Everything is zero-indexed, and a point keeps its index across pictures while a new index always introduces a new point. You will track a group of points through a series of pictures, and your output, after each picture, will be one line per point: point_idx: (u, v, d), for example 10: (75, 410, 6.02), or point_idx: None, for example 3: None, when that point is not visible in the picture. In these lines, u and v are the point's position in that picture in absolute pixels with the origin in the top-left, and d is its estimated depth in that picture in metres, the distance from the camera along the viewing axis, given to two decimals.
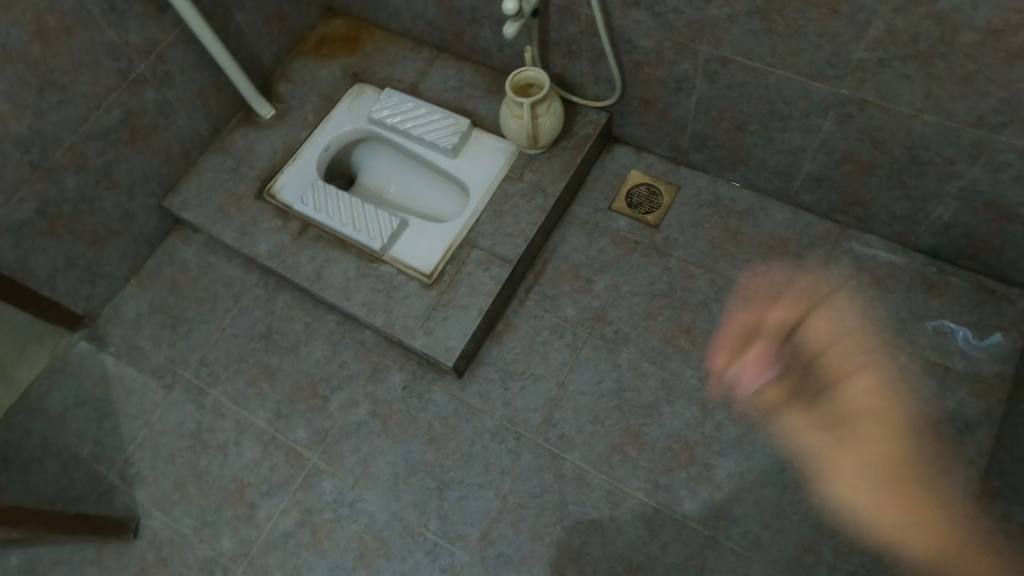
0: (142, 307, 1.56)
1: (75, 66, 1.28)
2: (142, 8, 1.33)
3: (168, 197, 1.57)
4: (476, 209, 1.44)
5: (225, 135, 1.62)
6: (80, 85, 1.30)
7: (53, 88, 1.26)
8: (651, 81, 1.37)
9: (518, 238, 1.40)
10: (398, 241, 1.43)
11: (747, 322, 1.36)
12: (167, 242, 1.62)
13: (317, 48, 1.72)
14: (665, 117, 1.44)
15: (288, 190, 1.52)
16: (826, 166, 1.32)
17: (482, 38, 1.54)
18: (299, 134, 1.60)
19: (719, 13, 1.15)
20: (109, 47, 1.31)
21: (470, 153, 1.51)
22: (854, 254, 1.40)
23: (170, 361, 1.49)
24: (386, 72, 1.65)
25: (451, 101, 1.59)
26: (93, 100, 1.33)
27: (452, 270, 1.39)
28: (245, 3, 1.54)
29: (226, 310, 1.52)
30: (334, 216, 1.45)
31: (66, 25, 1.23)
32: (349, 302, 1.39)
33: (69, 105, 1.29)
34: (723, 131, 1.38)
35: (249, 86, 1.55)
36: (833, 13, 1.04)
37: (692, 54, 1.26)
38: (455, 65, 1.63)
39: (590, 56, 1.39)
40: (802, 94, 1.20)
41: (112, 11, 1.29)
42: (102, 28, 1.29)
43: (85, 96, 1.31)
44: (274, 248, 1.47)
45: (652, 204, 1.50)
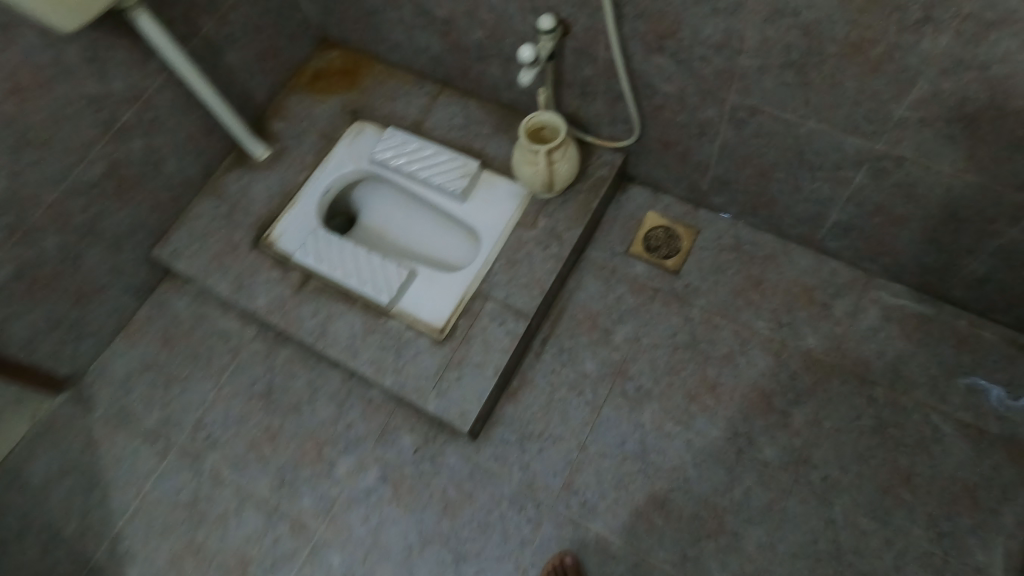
0: (132, 364, 1.48)
1: (54, 120, 1.22)
2: (126, 55, 1.28)
3: (158, 246, 1.51)
4: (488, 258, 1.35)
5: (216, 178, 1.56)
6: (60, 140, 1.24)
7: (31, 145, 1.20)
8: (671, 125, 1.27)
9: (534, 289, 1.32)
10: (406, 293, 1.34)
11: (774, 378, 1.31)
12: (158, 292, 1.55)
13: (314, 83, 1.63)
14: (685, 159, 1.34)
15: (287, 237, 1.44)
16: (856, 217, 1.27)
17: (489, 74, 1.43)
18: (297, 177, 1.52)
19: (750, 63, 1.07)
20: (91, 97, 1.26)
21: (480, 196, 1.42)
22: (882, 304, 1.36)
23: (164, 423, 1.41)
24: (387, 108, 1.56)
25: (457, 139, 1.49)
26: (75, 153, 1.28)
27: (465, 324, 1.30)
28: (235, 42, 1.47)
29: (223, 366, 1.44)
30: (337, 267, 1.36)
31: (43, 78, 1.18)
32: (356, 361, 1.31)
33: (48, 161, 1.24)
34: (748, 177, 1.30)
35: (241, 125, 1.47)
36: (874, 71, 0.98)
37: (718, 100, 1.17)
38: (461, 100, 1.53)
39: (607, 97, 1.29)
40: (836, 146, 1.13)
41: (92, 59, 1.24)
42: (82, 80, 1.24)
43: (65, 150, 1.26)
44: (274, 301, 1.38)
45: (671, 247, 1.43)
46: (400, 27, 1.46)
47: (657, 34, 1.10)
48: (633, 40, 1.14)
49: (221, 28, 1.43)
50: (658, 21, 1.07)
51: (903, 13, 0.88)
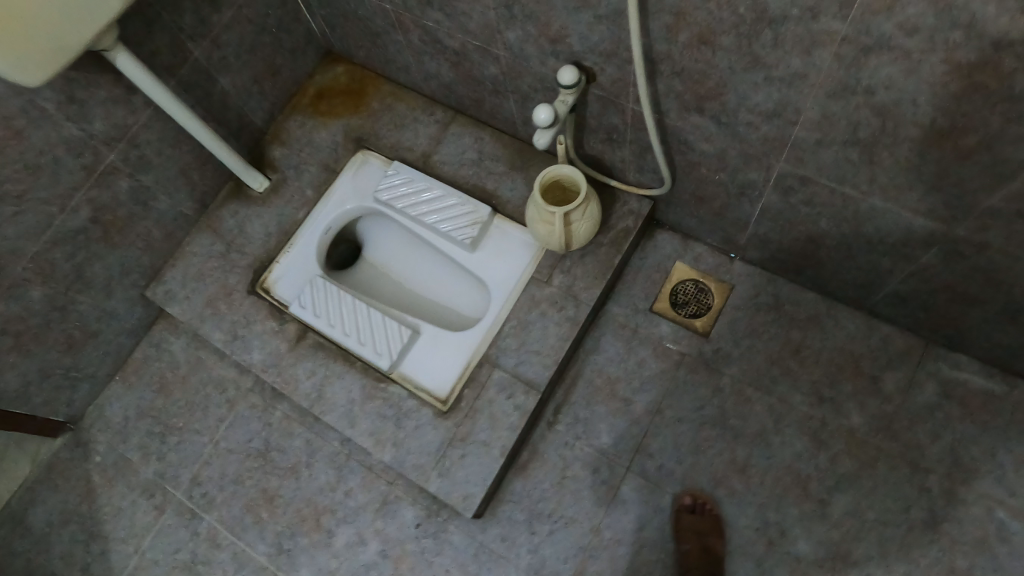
0: (128, 411, 1.41)
1: (29, 171, 1.10)
2: (106, 92, 1.14)
3: (153, 285, 1.39)
4: (498, 318, 1.23)
5: (212, 211, 1.43)
6: (38, 191, 1.13)
7: (6, 199, 1.09)
8: (709, 182, 1.12)
9: (547, 357, 1.19)
10: (409, 355, 1.23)
11: (811, 461, 1.18)
12: (153, 331, 1.45)
13: (316, 103, 1.48)
14: (720, 215, 1.20)
15: (285, 283, 1.33)
16: (916, 289, 1.11)
17: (505, 108, 1.28)
18: (297, 214, 1.40)
19: (806, 136, 0.90)
20: (70, 142, 1.13)
21: (491, 246, 1.29)
22: (940, 379, 1.20)
23: (161, 476, 1.35)
24: (394, 137, 1.41)
25: (468, 178, 1.35)
26: (54, 202, 1.16)
27: (471, 395, 1.19)
28: (230, 65, 1.32)
29: (220, 419, 1.36)
30: (336, 323, 1.25)
31: (14, 127, 1.05)
32: (353, 431, 1.20)
33: (27, 215, 1.13)
34: (792, 240, 1.16)
35: (241, 162, 1.34)
36: (964, 158, 0.80)
37: (763, 166, 1.01)
38: (473, 131, 1.38)
39: (635, 147, 1.14)
40: (900, 224, 0.97)
41: (70, 101, 1.10)
42: (60, 124, 1.11)
43: (45, 200, 1.14)
44: (270, 358, 1.29)
45: (701, 305, 1.29)
46: (409, 51, 1.30)
47: (697, 96, 0.94)
48: (668, 97, 0.98)
49: (213, 51, 1.27)
50: (702, 80, 0.91)
51: (1011, 104, 0.70)
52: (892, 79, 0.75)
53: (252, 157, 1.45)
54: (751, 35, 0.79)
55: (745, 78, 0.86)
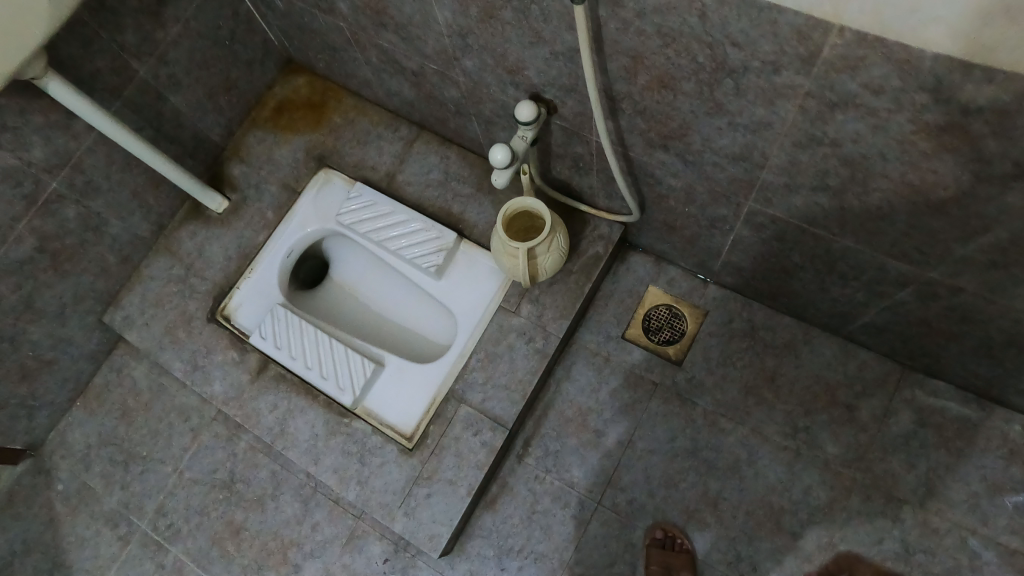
0: (90, 438, 1.37)
1: None
2: (43, 119, 1.08)
3: (110, 310, 1.34)
4: (464, 350, 1.19)
5: (170, 232, 1.37)
6: None
7: None
8: (679, 213, 1.08)
9: (514, 391, 1.16)
10: (373, 389, 1.20)
11: (785, 493, 1.16)
12: (114, 355, 1.41)
13: (276, 117, 1.42)
14: (692, 242, 1.15)
15: (245, 311, 1.29)
16: (892, 322, 1.08)
17: (470, 129, 1.22)
18: (258, 238, 1.35)
19: (775, 180, 0.85)
20: (8, 172, 1.07)
21: (458, 273, 1.24)
22: (916, 407, 1.18)
23: (125, 507, 1.32)
24: (357, 154, 1.36)
25: (433, 200, 1.30)
26: None
27: (437, 431, 1.16)
28: (180, 82, 1.25)
29: (184, 448, 1.32)
30: (297, 356, 1.22)
31: None
32: (318, 468, 1.18)
33: None
34: (766, 270, 1.12)
35: (197, 184, 1.28)
36: (935, 211, 0.75)
37: (732, 204, 0.97)
38: (440, 149, 1.33)
39: (602, 175, 1.09)
40: (875, 265, 0.93)
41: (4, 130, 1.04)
42: None
43: None
44: (231, 390, 1.25)
45: (674, 331, 1.26)
46: (368, 68, 1.24)
47: (660, 134, 0.89)
48: (631, 133, 0.93)
49: (161, 69, 1.21)
50: (664, 121, 0.86)
51: (985, 164, 0.65)
52: (860, 135, 0.70)
53: (210, 175, 1.39)
54: (714, 82, 0.74)
55: (709, 121, 0.81)
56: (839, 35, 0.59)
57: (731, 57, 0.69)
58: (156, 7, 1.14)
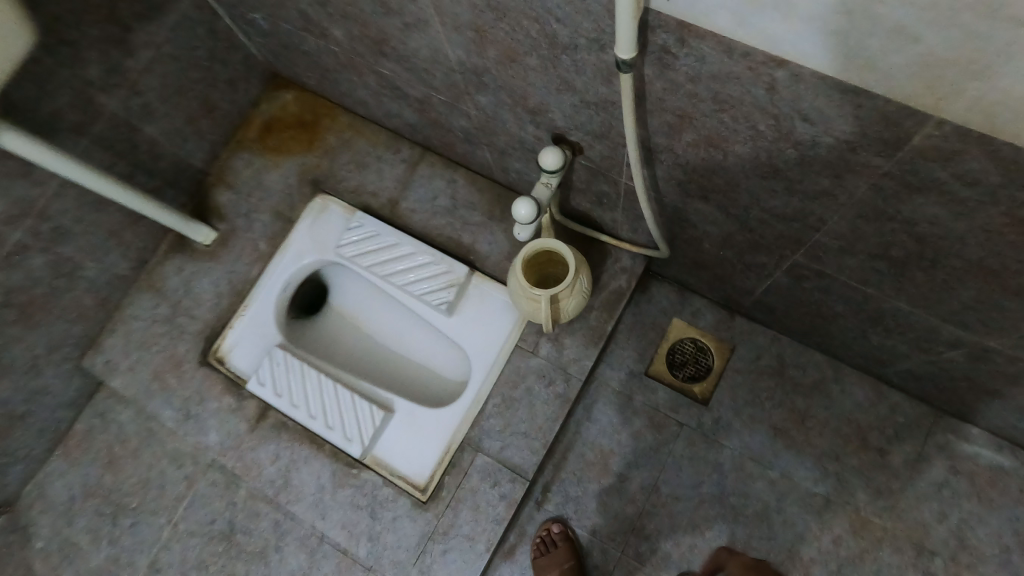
0: (74, 489, 1.32)
1: None
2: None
3: (89, 355, 1.28)
4: (479, 395, 1.11)
5: (153, 267, 1.31)
6: None
7: None
8: (710, 255, 1.00)
9: (535, 440, 1.08)
10: (382, 438, 1.13)
11: (814, 543, 1.12)
12: (98, 398, 1.35)
13: (264, 137, 1.33)
14: (723, 279, 1.08)
15: (240, 353, 1.24)
16: (929, 370, 1.03)
17: (480, 156, 1.14)
18: (250, 272, 1.29)
19: (829, 242, 0.79)
20: None
21: (471, 310, 1.15)
22: (948, 453, 1.13)
23: (114, 561, 1.28)
24: (356, 179, 1.28)
25: (441, 229, 1.21)
26: None
27: (452, 483, 1.09)
28: (155, 111, 1.16)
29: (178, 497, 1.29)
30: (300, 404, 1.15)
31: None
32: (326, 523, 1.12)
33: None
34: (800, 313, 1.06)
35: (181, 219, 1.20)
36: (1009, 293, 0.69)
37: (775, 255, 0.90)
38: (445, 173, 1.24)
39: (627, 214, 1.01)
40: (927, 326, 0.88)
41: None
42: None
43: None
44: (227, 440, 1.20)
45: (699, 367, 1.19)
46: (365, 91, 1.14)
47: (701, 186, 0.81)
48: (668, 182, 0.84)
49: (132, 99, 1.11)
50: (708, 176, 0.77)
51: None
52: (938, 218, 0.63)
53: (195, 203, 1.31)
54: (776, 149, 0.65)
55: (760, 183, 0.73)
56: (936, 127, 0.51)
57: (805, 128, 0.59)
58: (123, 35, 1.04)
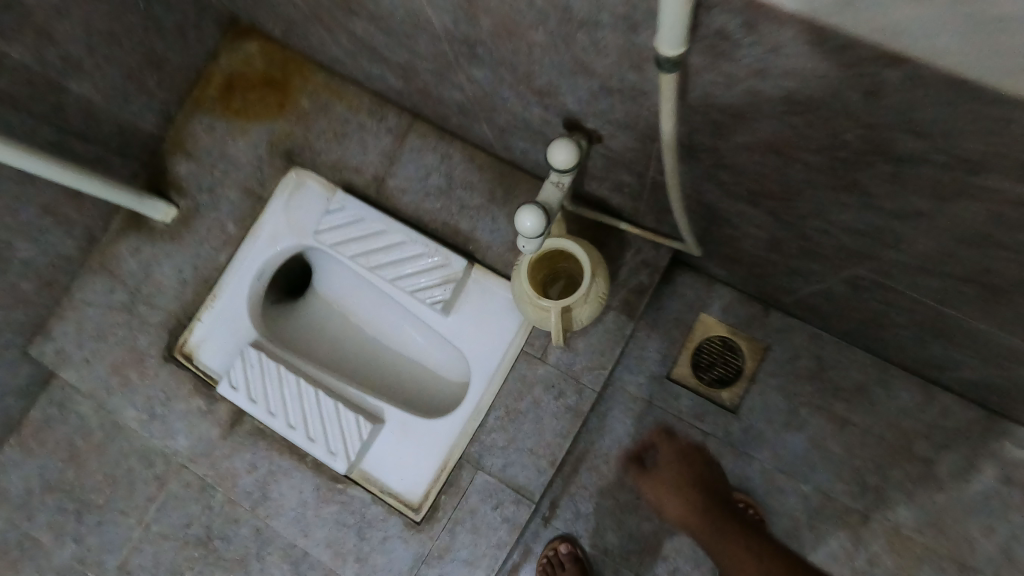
0: (32, 482, 1.25)
1: None
2: None
3: (37, 341, 1.20)
4: (480, 408, 0.99)
5: (105, 246, 1.20)
6: None
7: None
8: (751, 254, 0.84)
9: (539, 457, 0.97)
10: (370, 452, 1.02)
11: (847, 563, 1.01)
12: (52, 386, 1.26)
13: (227, 97, 1.17)
14: (760, 276, 0.92)
15: (209, 349, 1.14)
16: (991, 380, 0.89)
17: (477, 130, 0.98)
18: (219, 258, 1.17)
19: (907, 259, 0.64)
20: None
21: (471, 310, 1.01)
22: (1006, 464, 1.00)
23: (81, 560, 1.24)
24: (334, 152, 1.13)
25: (433, 212, 1.06)
26: None
27: (448, 503, 0.98)
28: (87, 70, 1.02)
29: (149, 498, 1.22)
30: (278, 412, 1.04)
31: None
32: (309, 540, 1.03)
33: None
34: (849, 316, 0.91)
35: (131, 196, 1.08)
36: None
37: (831, 263, 0.74)
38: (438, 146, 1.08)
39: (650, 205, 0.85)
40: (1010, 348, 0.73)
41: None
42: None
43: None
44: (198, 445, 1.12)
45: (729, 369, 1.05)
46: (339, 50, 0.97)
47: (750, 188, 0.66)
48: (709, 180, 0.68)
49: (50, 50, 0.95)
50: (762, 178, 0.62)
51: None
52: None
53: (151, 175, 1.18)
54: (861, 160, 0.50)
55: (828, 192, 0.58)
56: None
57: (915, 137, 0.44)
58: None
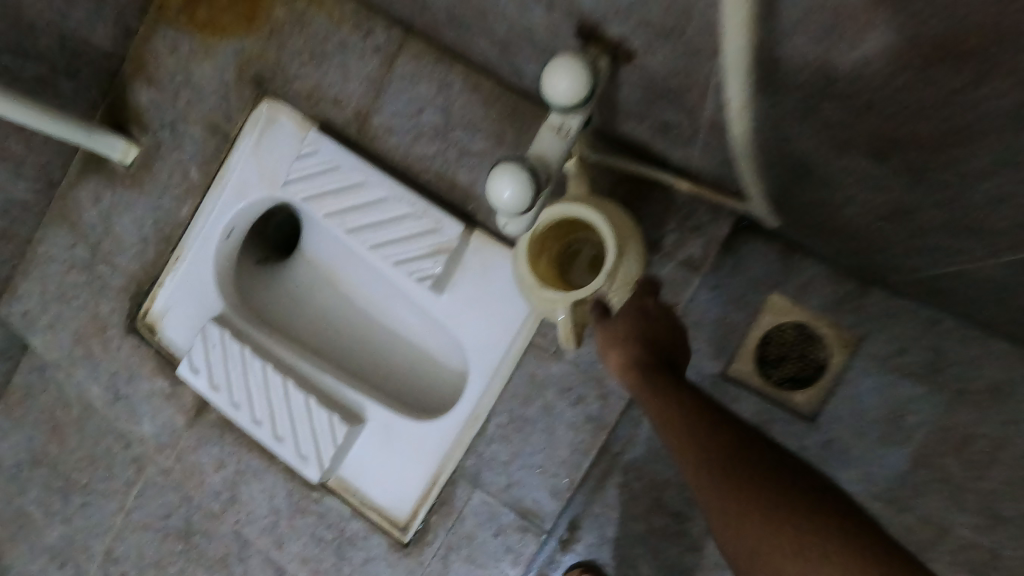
0: (18, 453, 1.07)
1: None
2: None
3: (7, 300, 1.05)
4: (478, 413, 0.79)
5: (66, 192, 1.02)
6: None
7: None
8: (856, 225, 0.58)
9: (550, 476, 0.77)
10: (348, 457, 0.84)
11: None
12: (31, 350, 1.06)
13: (192, 6, 0.92)
14: (864, 253, 0.65)
15: (172, 321, 0.95)
16: None
17: (480, 49, 0.72)
18: (181, 211, 0.96)
19: None
20: None
21: (469, 289, 0.80)
22: None
23: (68, 542, 1.04)
24: (310, 79, 0.87)
25: (427, 160, 0.83)
26: None
27: (440, 525, 0.81)
28: None
29: (128, 481, 1.00)
30: (241, 404, 0.86)
31: None
32: (283, 554, 0.88)
33: None
34: (999, 316, 0.63)
35: (75, 129, 0.88)
36: None
37: (991, 250, 0.48)
38: (436, 68, 0.81)
39: (710, 155, 0.60)
40: None
41: None
42: None
43: None
44: (163, 434, 0.96)
45: (803, 364, 0.78)
46: None
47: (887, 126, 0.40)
48: (819, 112, 0.43)
49: None
50: (883, 116, 0.40)
51: None
52: None
53: (110, 105, 0.99)
54: None
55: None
56: None
57: None
58: None
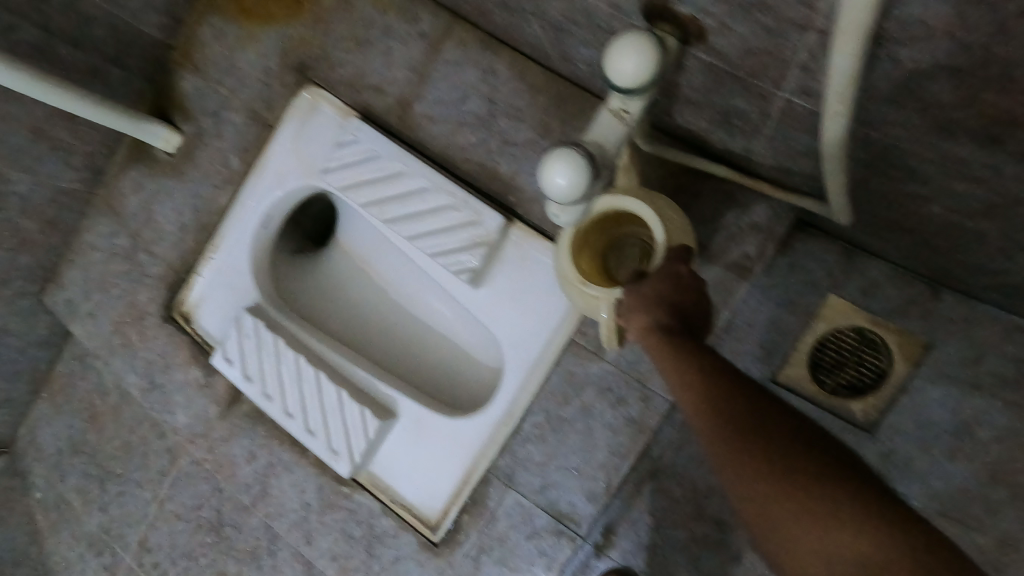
0: (61, 441, 1.09)
1: None
2: None
3: (50, 290, 1.05)
4: (513, 412, 0.77)
5: (110, 180, 1.02)
6: None
7: None
8: (934, 217, 0.55)
9: (587, 479, 0.74)
10: (381, 451, 0.83)
11: None
12: (75, 339, 1.08)
13: None
14: (938, 250, 0.61)
15: (207, 311, 0.95)
16: None
17: (531, 34, 0.70)
18: (219, 199, 0.96)
19: None
20: None
21: (506, 283, 0.78)
22: None
23: (104, 531, 1.05)
24: (353, 65, 0.86)
25: (469, 150, 0.81)
26: None
27: (472, 525, 0.79)
28: None
29: (162, 473, 1.00)
30: (274, 395, 0.85)
31: None
32: (312, 550, 0.87)
33: None
34: None
35: (119, 117, 0.88)
36: None
37: None
38: (483, 54, 0.79)
39: (775, 143, 0.56)
40: None
41: None
42: None
43: None
44: (196, 425, 0.96)
45: (861, 372, 0.73)
46: None
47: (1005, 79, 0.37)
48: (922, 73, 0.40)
49: None
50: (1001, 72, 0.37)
51: None
52: None
53: (155, 94, 0.98)
54: None
55: None
56: None
57: None
58: None
